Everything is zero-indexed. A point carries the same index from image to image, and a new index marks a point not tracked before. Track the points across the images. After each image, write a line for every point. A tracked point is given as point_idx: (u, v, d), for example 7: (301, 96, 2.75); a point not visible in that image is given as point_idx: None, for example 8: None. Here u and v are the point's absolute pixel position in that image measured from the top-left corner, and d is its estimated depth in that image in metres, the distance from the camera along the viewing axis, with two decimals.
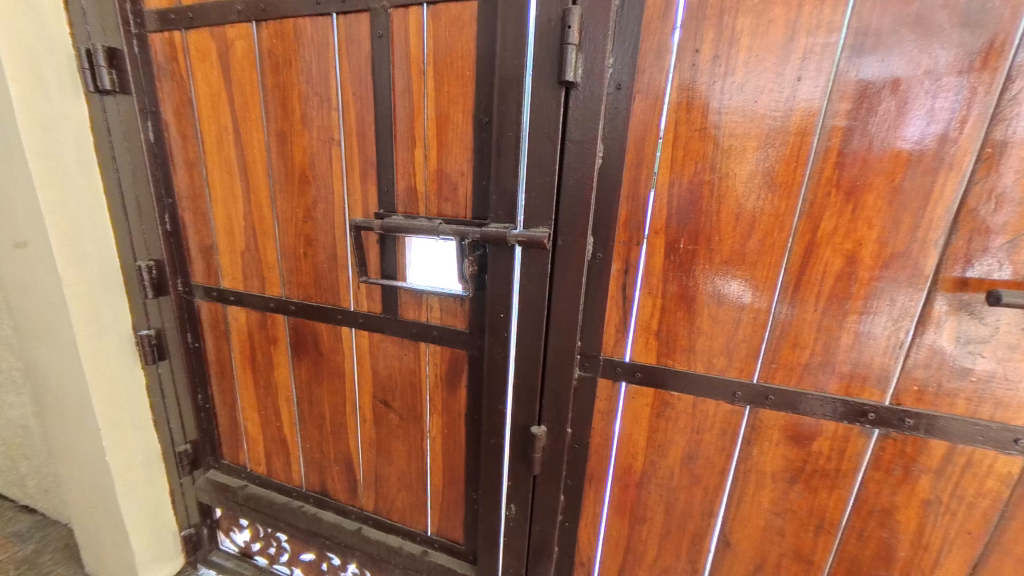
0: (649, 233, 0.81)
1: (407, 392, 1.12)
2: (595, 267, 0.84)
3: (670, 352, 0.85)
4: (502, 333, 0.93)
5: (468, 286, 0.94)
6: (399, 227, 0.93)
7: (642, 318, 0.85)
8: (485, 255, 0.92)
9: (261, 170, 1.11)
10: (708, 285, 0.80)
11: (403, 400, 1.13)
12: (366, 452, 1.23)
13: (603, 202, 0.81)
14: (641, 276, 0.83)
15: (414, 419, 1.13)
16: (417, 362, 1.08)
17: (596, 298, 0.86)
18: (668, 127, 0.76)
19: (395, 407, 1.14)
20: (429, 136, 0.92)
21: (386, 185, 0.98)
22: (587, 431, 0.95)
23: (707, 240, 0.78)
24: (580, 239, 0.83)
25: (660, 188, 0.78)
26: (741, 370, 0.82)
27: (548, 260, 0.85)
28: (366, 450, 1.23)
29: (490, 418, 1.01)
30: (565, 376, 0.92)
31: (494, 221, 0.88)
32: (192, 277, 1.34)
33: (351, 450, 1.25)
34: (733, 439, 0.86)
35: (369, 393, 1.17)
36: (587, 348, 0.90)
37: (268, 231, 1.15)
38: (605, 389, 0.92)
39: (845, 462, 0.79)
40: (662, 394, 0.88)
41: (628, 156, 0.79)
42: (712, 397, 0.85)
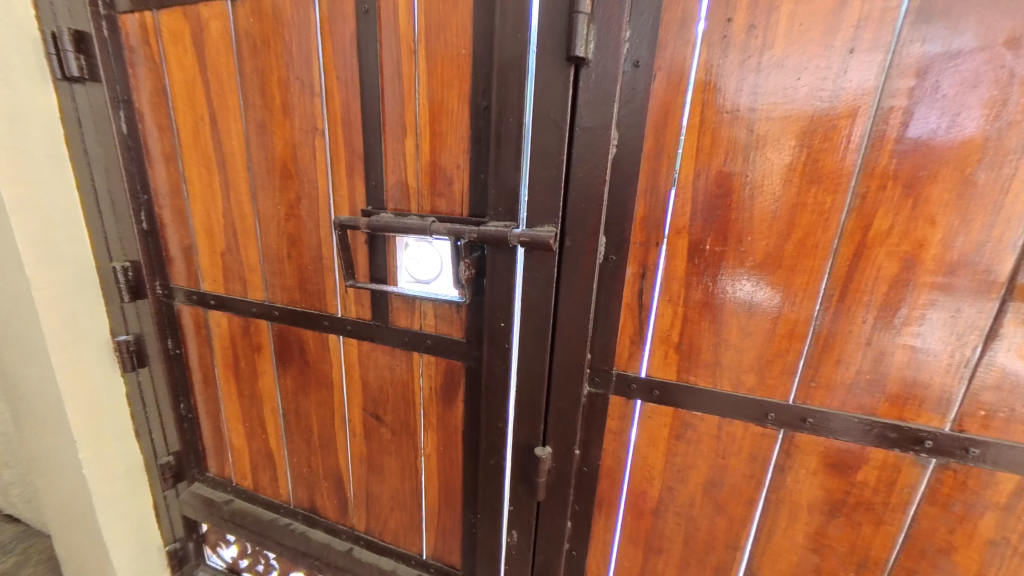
0: (670, 233, 0.71)
1: (400, 405, 1.02)
2: (607, 270, 0.75)
3: (693, 368, 0.76)
4: (502, 344, 0.84)
5: (465, 291, 0.83)
6: (387, 226, 0.83)
7: (660, 328, 0.76)
8: (484, 257, 0.82)
9: (241, 164, 1.02)
10: (737, 292, 0.70)
11: (395, 414, 1.03)
12: (356, 469, 1.14)
13: (617, 197, 0.71)
14: (660, 282, 0.73)
15: (407, 435, 1.04)
16: (410, 374, 0.98)
17: (608, 306, 0.77)
18: (693, 111, 0.66)
19: (387, 422, 1.05)
20: (421, 124, 0.82)
21: (375, 179, 0.89)
22: (597, 452, 0.86)
23: (737, 240, 0.68)
24: (590, 240, 0.73)
25: (683, 181, 0.68)
26: (773, 388, 0.72)
27: (553, 263, 0.76)
28: (356, 466, 1.14)
29: (489, 437, 0.91)
30: (572, 393, 0.82)
31: (494, 219, 0.78)
32: (172, 279, 1.25)
33: (340, 466, 1.16)
34: (764, 466, 0.76)
35: (359, 407, 1.07)
36: (597, 362, 0.80)
37: (249, 230, 1.06)
38: (617, 407, 0.82)
39: (894, 494, 0.69)
40: (682, 413, 0.79)
41: (647, 144, 0.69)
42: (740, 418, 0.75)
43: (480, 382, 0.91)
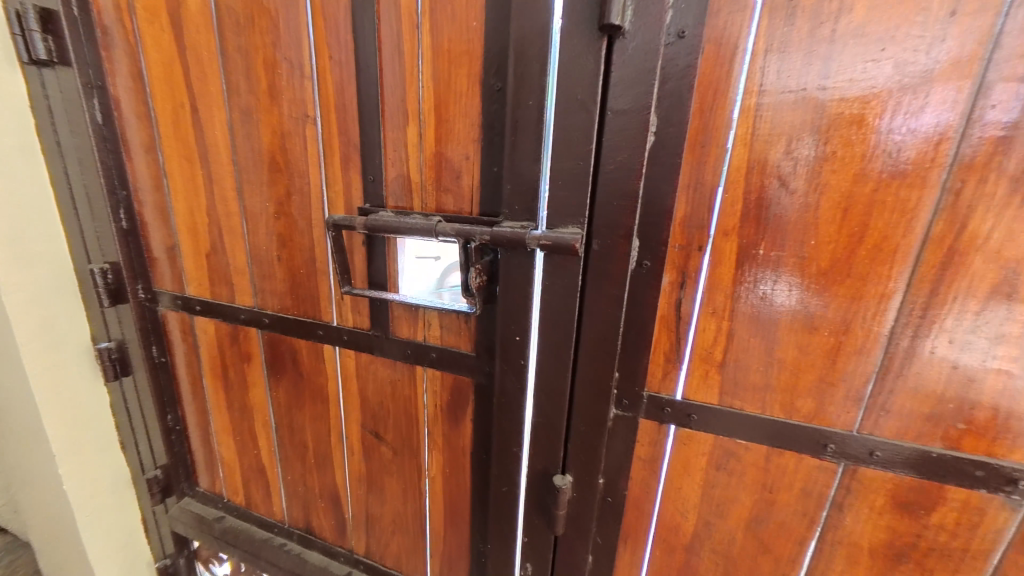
0: (715, 236, 0.61)
1: (401, 423, 0.93)
2: (640, 278, 0.65)
3: (738, 390, 0.66)
4: (517, 360, 0.74)
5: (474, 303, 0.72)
6: (387, 226, 0.73)
7: (700, 345, 0.66)
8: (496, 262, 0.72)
9: (226, 156, 0.92)
10: (795, 305, 0.60)
11: (396, 432, 0.94)
12: (354, 490, 1.04)
13: (655, 193, 0.61)
14: (702, 292, 0.64)
15: (409, 456, 0.95)
16: (413, 389, 0.89)
17: (640, 318, 0.67)
18: (748, 91, 0.55)
19: (387, 440, 0.96)
20: (425, 109, 0.72)
21: (373, 173, 0.79)
22: (624, 482, 0.76)
23: (797, 244, 0.58)
24: (622, 243, 0.63)
25: (734, 175, 0.58)
26: (834, 416, 0.62)
27: (578, 269, 0.65)
28: (354, 487, 1.04)
29: (501, 462, 0.82)
30: (596, 416, 0.72)
31: (508, 218, 0.68)
32: (157, 282, 1.16)
33: (337, 486, 1.07)
34: (818, 502, 0.66)
35: (357, 423, 0.98)
36: (626, 382, 0.70)
37: (236, 229, 0.97)
38: (647, 431, 0.73)
39: (976, 541, 0.59)
40: (723, 441, 0.69)
41: (692, 131, 0.58)
42: (792, 449, 0.65)
43: (491, 401, 0.81)
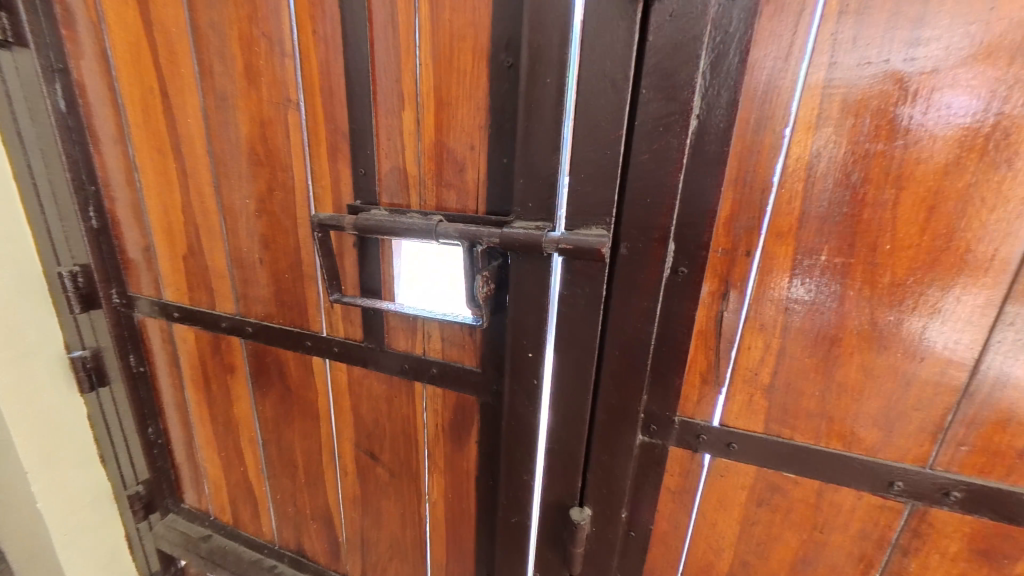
0: (767, 239, 0.52)
1: (399, 443, 0.84)
2: (675, 288, 0.55)
3: (787, 417, 0.57)
4: (530, 379, 0.65)
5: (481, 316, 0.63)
6: (379, 227, 0.64)
7: (744, 365, 0.57)
8: (506, 267, 0.63)
9: (201, 147, 0.83)
10: (864, 320, 0.51)
11: (394, 452, 0.85)
12: (348, 513, 0.96)
13: (697, 188, 0.51)
14: (749, 305, 0.54)
15: (408, 479, 0.86)
16: (411, 407, 0.80)
17: (673, 334, 0.57)
18: (814, 65, 0.45)
19: (383, 461, 0.87)
20: (423, 91, 0.62)
21: (364, 165, 0.69)
22: (650, 515, 0.67)
23: (870, 249, 0.49)
24: (656, 248, 0.53)
25: (792, 167, 0.49)
26: (902, 449, 0.53)
27: (602, 278, 0.56)
28: (348, 510, 0.96)
29: (510, 491, 0.73)
30: (620, 444, 0.63)
31: (520, 218, 0.58)
32: (132, 287, 1.07)
33: (330, 508, 0.98)
34: (878, 544, 0.58)
35: (350, 442, 0.89)
36: (656, 405, 0.61)
37: (215, 229, 0.87)
38: (678, 461, 0.64)
39: None
40: (767, 473, 0.60)
41: (742, 114, 0.49)
42: (851, 485, 0.57)
43: (499, 423, 0.72)
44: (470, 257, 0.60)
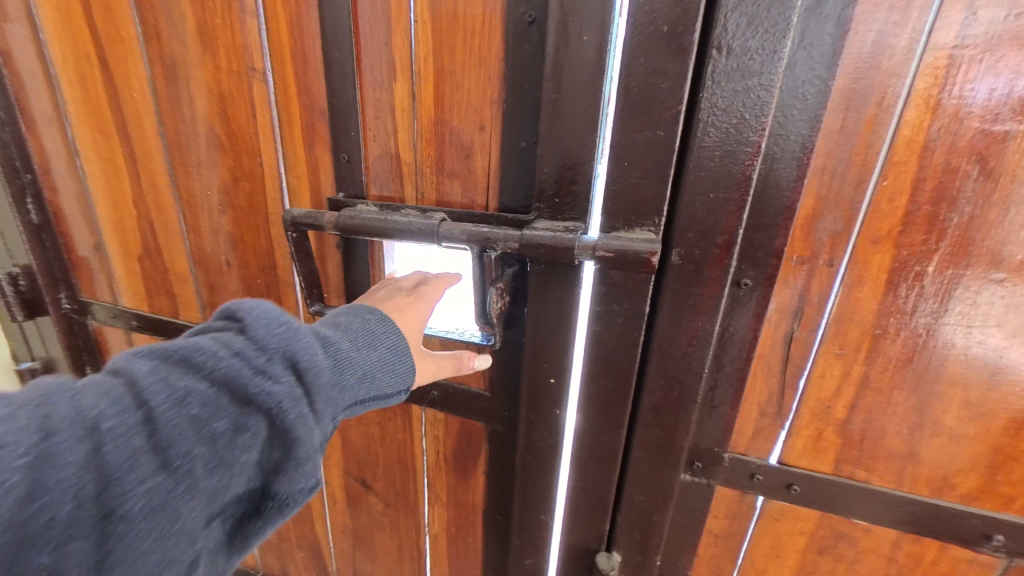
0: (855, 247, 0.41)
1: (394, 471, 0.74)
2: (735, 304, 0.45)
3: (863, 458, 0.47)
4: (550, 408, 0.54)
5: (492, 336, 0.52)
6: (367, 226, 0.52)
7: (813, 395, 0.47)
8: (523, 277, 0.51)
9: (152, 128, 0.69)
10: (976, 347, 0.41)
11: (388, 481, 0.75)
12: (338, 542, 0.86)
13: (770, 181, 0.41)
14: (826, 325, 0.44)
15: (404, 509, 0.76)
16: (408, 432, 0.69)
17: (729, 358, 0.47)
18: (944, 18, 0.34)
19: (376, 489, 0.77)
20: (420, 56, 0.50)
21: (347, 151, 0.57)
22: (687, 560, 0.58)
23: (995, 260, 0.38)
24: (716, 256, 0.43)
25: (900, 154, 0.38)
26: (1007, 498, 0.44)
27: (645, 292, 0.45)
28: (338, 539, 0.86)
29: (523, 531, 0.63)
30: (658, 484, 0.53)
31: (542, 216, 0.47)
32: (86, 291, 0.91)
33: (317, 537, 0.88)
34: None
35: (339, 468, 0.79)
36: (702, 440, 0.51)
37: (174, 225, 0.74)
38: (725, 503, 0.54)
39: None
40: (833, 520, 0.51)
41: (838, 85, 0.38)
42: (937, 536, 0.47)
43: (512, 453, 0.62)
44: (481, 262, 0.48)
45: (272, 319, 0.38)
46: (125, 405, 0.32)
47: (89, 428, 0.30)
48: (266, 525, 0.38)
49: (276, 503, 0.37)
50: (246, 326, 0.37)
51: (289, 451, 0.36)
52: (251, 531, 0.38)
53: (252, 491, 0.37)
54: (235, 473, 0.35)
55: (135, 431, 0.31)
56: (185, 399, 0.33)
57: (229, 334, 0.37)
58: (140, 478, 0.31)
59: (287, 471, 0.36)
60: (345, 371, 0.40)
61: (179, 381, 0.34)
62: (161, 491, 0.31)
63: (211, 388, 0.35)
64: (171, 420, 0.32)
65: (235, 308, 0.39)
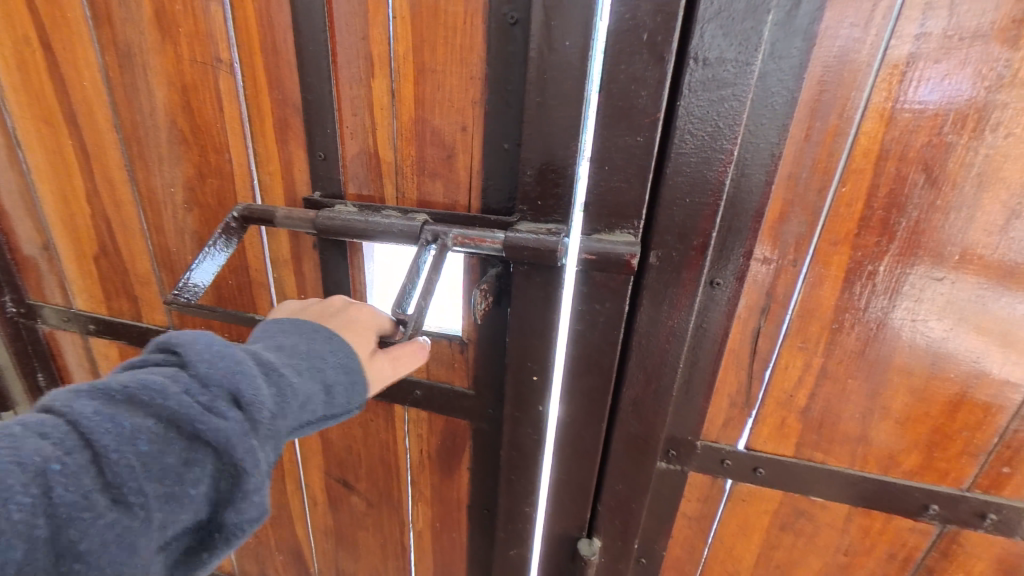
0: (817, 248, 0.44)
1: (377, 471, 0.73)
2: (709, 302, 0.47)
3: (823, 442, 0.51)
4: (534, 406, 0.56)
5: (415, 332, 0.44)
6: (346, 227, 0.51)
7: (779, 386, 0.50)
8: (508, 277, 0.52)
9: (105, 119, 0.64)
10: (922, 339, 0.45)
11: (371, 480, 0.74)
12: (320, 544, 0.85)
13: (743, 186, 0.43)
14: (791, 321, 0.47)
15: (388, 508, 0.76)
16: (391, 432, 0.69)
17: (703, 353, 0.50)
18: (899, 35, 0.37)
19: (359, 490, 0.76)
20: (399, 53, 0.49)
21: (323, 148, 0.55)
22: (663, 543, 0.61)
23: (938, 261, 0.42)
24: (693, 257, 0.45)
25: (858, 162, 0.41)
26: (942, 472, 0.49)
27: (626, 292, 0.47)
28: (319, 540, 0.85)
29: (509, 525, 0.65)
30: (636, 473, 0.56)
31: (525, 218, 0.48)
32: (34, 293, 0.85)
33: (298, 539, 0.87)
34: (904, 567, 0.54)
35: (319, 470, 0.78)
36: (678, 431, 0.54)
37: (133, 223, 0.70)
38: (698, 487, 0.57)
39: None
40: (794, 499, 0.55)
41: (804, 95, 0.40)
42: (884, 510, 0.52)
43: (495, 449, 0.63)
44: (442, 249, 0.47)
45: (217, 349, 0.34)
46: (71, 445, 0.29)
47: (30, 471, 0.27)
48: (215, 552, 0.35)
49: (227, 533, 0.34)
50: (191, 358, 0.33)
51: (240, 484, 0.33)
52: (203, 552, 0.35)
53: (193, 522, 0.33)
54: (189, 504, 0.32)
55: (85, 471, 0.28)
56: (136, 434, 0.30)
57: (172, 368, 0.34)
58: (99, 515, 0.28)
59: (242, 502, 0.33)
60: (308, 397, 0.38)
61: (128, 417, 0.31)
62: (109, 528, 0.28)
63: (160, 423, 0.31)
64: (120, 457, 0.29)
65: (177, 338, 0.35)
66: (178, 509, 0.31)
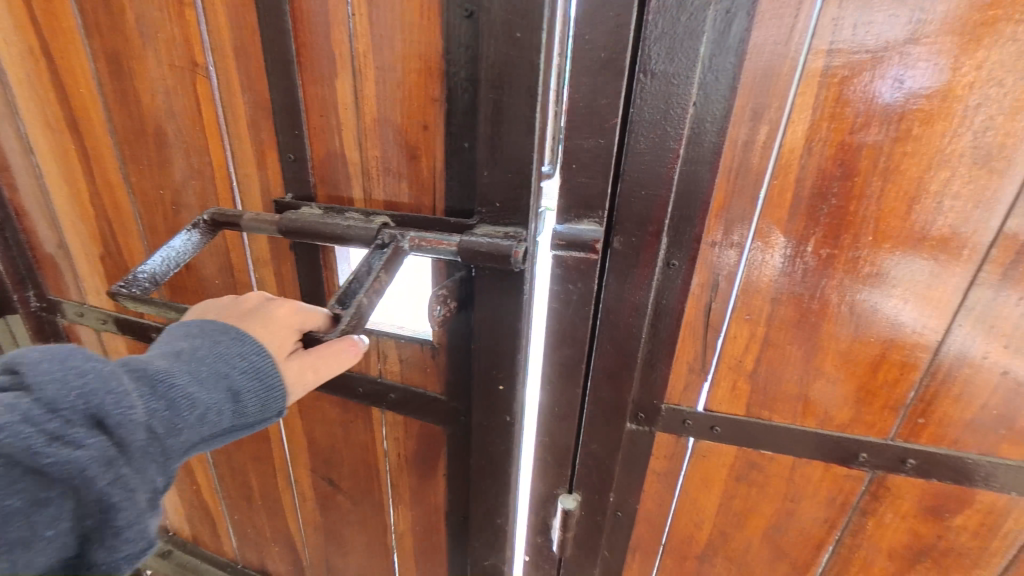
0: (755, 232, 0.52)
1: (359, 472, 0.81)
2: (666, 280, 0.55)
3: (769, 402, 0.59)
4: (501, 414, 0.62)
5: (359, 320, 0.48)
6: (308, 228, 0.57)
7: (729, 353, 0.58)
8: (468, 279, 0.58)
9: (116, 125, 0.70)
10: (846, 308, 0.53)
11: (353, 480, 0.82)
12: (310, 537, 0.93)
13: (691, 179, 0.50)
14: (736, 297, 0.55)
15: (370, 507, 0.83)
16: (370, 435, 0.77)
17: (663, 325, 0.57)
18: (815, 51, 0.44)
19: (343, 488, 0.84)
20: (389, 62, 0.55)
21: (323, 150, 0.61)
22: (635, 496, 0.69)
23: (855, 241, 0.50)
24: (650, 240, 0.52)
25: (785, 159, 0.48)
26: (869, 424, 0.57)
27: (594, 273, 0.54)
28: (309, 534, 0.93)
29: (483, 529, 0.72)
30: (609, 433, 0.64)
31: (483, 222, 0.54)
32: (53, 289, 0.91)
33: (291, 530, 0.95)
34: (842, 509, 0.62)
35: (307, 468, 0.85)
36: (644, 395, 0.62)
37: (144, 223, 0.76)
38: (665, 446, 0.65)
39: (994, 538, 0.58)
40: (747, 452, 0.63)
41: (740, 100, 0.47)
42: (823, 459, 0.60)
43: (466, 454, 0.70)
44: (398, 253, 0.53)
45: (73, 370, 0.36)
46: None
47: None
48: None
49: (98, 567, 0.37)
50: (35, 383, 0.35)
51: (111, 520, 0.36)
52: None
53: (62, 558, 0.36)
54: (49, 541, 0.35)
55: None
56: None
57: (12, 396, 0.34)
58: None
59: (114, 536, 0.36)
60: (206, 410, 0.41)
61: None
62: None
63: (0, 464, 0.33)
64: None
65: (19, 362, 0.36)
66: (33, 549, 0.34)
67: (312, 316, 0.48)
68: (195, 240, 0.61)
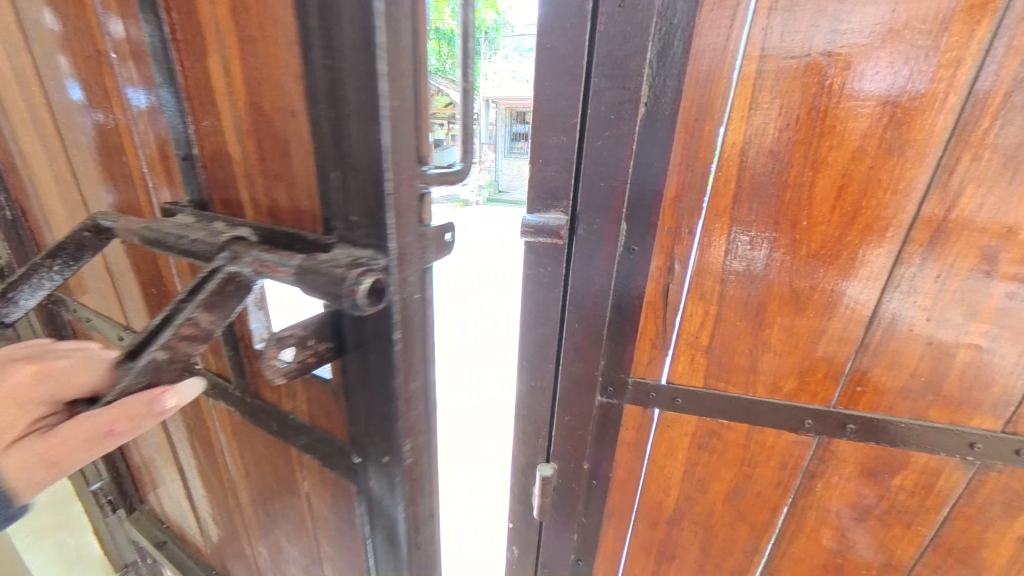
0: (704, 219, 0.58)
1: (289, 512, 0.69)
2: (627, 263, 0.61)
3: (723, 374, 0.65)
4: (387, 501, 0.46)
5: (157, 374, 0.32)
6: (160, 238, 0.43)
7: (687, 330, 0.64)
8: (343, 318, 0.41)
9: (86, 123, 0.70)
10: (787, 287, 0.59)
11: (286, 519, 0.71)
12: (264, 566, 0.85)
13: (645, 172, 0.56)
14: (691, 278, 0.61)
15: (304, 552, 0.71)
16: (291, 474, 0.64)
17: (627, 305, 0.63)
18: (749, 56, 0.50)
19: (281, 525, 0.74)
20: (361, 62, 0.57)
21: None
22: (608, 464, 0.76)
23: (792, 225, 0.56)
24: (610, 227, 0.59)
25: (727, 152, 0.54)
26: (813, 393, 0.63)
27: (563, 257, 0.62)
28: (263, 563, 0.85)
29: None
30: (581, 404, 0.70)
31: (344, 240, 0.38)
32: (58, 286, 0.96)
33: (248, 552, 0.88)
34: (794, 473, 0.68)
35: (249, 494, 0.78)
36: (612, 370, 0.68)
37: None
38: (632, 417, 0.71)
39: (931, 498, 0.64)
40: (706, 422, 0.69)
41: (686, 101, 0.53)
42: (773, 427, 0.66)
43: (370, 537, 0.53)
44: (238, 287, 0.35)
45: None
46: None
47: None
48: None
49: None
50: None
51: None
52: None
53: None
54: None
55: None
56: None
57: None
58: None
59: None
60: None
61: None
62: None
63: None
64: None
65: None
66: None
67: (93, 370, 0.35)
68: (83, 256, 0.51)
